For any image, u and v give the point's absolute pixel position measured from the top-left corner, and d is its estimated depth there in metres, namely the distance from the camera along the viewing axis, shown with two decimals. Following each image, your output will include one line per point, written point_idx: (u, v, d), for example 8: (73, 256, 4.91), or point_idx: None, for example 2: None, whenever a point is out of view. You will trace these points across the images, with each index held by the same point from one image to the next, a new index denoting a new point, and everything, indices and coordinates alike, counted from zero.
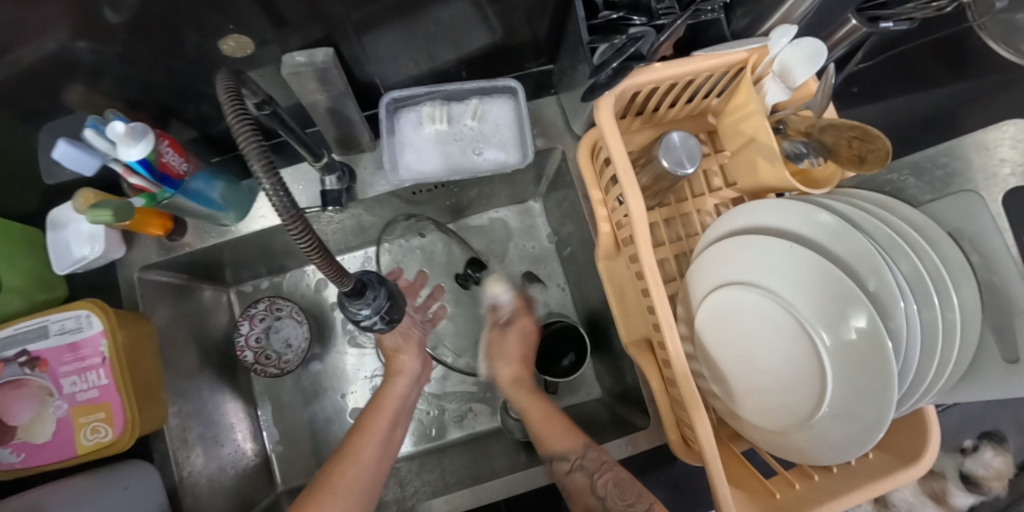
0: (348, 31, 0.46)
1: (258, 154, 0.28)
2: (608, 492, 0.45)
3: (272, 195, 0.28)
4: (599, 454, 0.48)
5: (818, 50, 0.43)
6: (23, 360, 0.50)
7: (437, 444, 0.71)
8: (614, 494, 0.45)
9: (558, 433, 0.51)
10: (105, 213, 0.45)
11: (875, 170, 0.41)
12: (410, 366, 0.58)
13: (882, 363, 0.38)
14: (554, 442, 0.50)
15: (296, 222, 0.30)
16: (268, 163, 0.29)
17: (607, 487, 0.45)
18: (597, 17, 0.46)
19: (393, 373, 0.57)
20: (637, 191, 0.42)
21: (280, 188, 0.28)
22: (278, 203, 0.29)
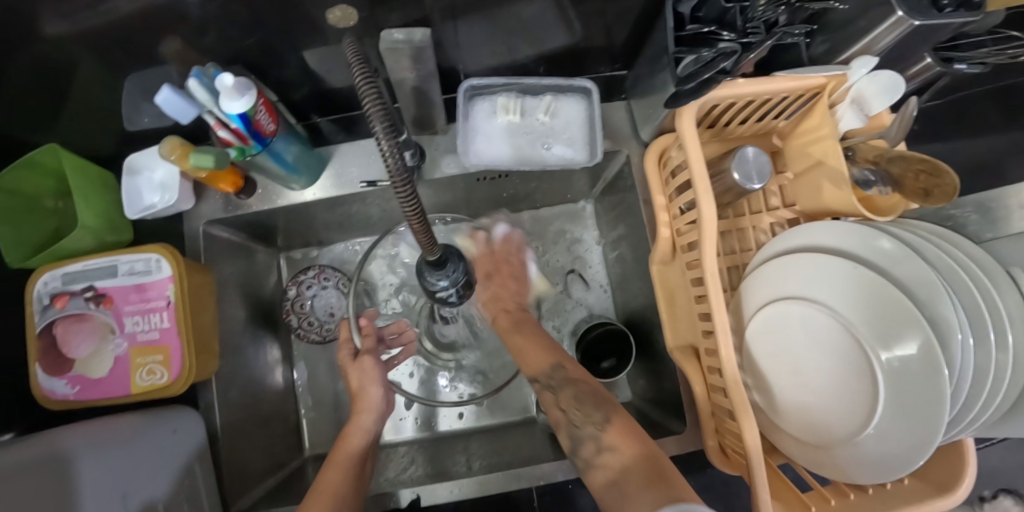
0: (444, 14, 0.48)
1: (382, 118, 0.27)
2: (569, 405, 0.49)
3: (387, 154, 0.27)
4: (570, 371, 0.51)
5: (897, 83, 0.46)
6: (89, 295, 0.52)
7: (435, 434, 0.71)
8: (573, 405, 0.48)
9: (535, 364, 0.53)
10: (208, 159, 0.48)
11: (940, 205, 0.43)
12: (375, 400, 0.54)
13: (935, 388, 0.38)
14: (534, 362, 0.53)
15: (407, 185, 0.29)
16: (390, 130, 0.28)
17: (567, 399, 0.49)
18: (684, 30, 0.49)
19: (360, 408, 0.54)
20: (712, 198, 0.44)
21: (398, 147, 0.28)
22: (393, 162, 0.28)
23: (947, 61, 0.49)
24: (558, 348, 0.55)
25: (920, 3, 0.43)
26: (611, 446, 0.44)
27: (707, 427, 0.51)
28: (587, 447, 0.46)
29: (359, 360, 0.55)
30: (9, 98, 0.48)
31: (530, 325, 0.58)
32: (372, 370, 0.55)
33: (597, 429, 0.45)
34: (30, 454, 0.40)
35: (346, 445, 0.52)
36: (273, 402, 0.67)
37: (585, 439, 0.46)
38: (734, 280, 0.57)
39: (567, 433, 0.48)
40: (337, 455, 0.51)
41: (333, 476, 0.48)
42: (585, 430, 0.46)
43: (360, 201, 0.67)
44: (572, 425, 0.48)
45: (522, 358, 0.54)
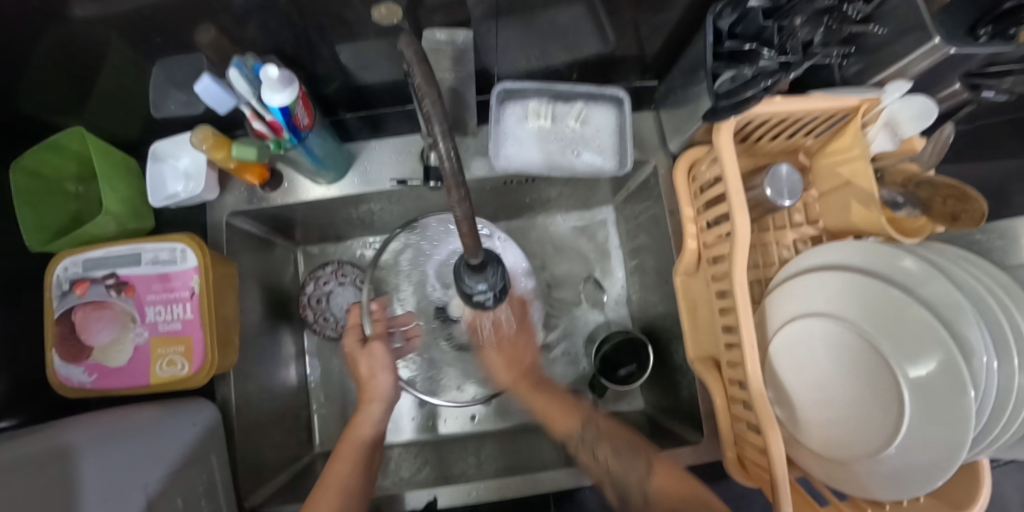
0: (486, 18, 0.48)
1: (441, 119, 0.26)
2: (610, 461, 0.51)
3: (444, 158, 0.27)
4: (600, 426, 0.55)
5: (931, 109, 0.47)
6: (110, 283, 0.52)
7: (436, 436, 0.71)
8: (614, 461, 0.51)
9: (563, 418, 0.57)
10: (251, 151, 0.50)
11: (969, 227, 0.45)
12: (383, 389, 0.53)
13: (958, 407, 0.39)
14: (562, 425, 0.57)
15: (459, 189, 0.29)
16: (446, 128, 0.28)
17: (608, 456, 0.52)
18: (721, 46, 0.49)
19: (367, 398, 0.53)
20: (746, 213, 0.45)
21: (455, 153, 0.27)
22: (447, 166, 0.27)
23: (974, 88, 0.49)
24: (558, 395, 0.60)
25: (957, 32, 0.44)
26: (658, 490, 0.46)
27: (726, 438, 0.52)
28: (636, 495, 0.47)
29: (368, 345, 0.54)
30: (38, 80, 0.47)
31: (552, 386, 0.62)
32: (381, 357, 0.53)
33: (646, 476, 0.48)
34: (36, 447, 0.40)
35: (355, 433, 0.52)
36: (286, 398, 0.67)
37: (635, 486, 0.48)
38: (757, 294, 0.58)
39: (614, 486, 0.50)
40: (346, 443, 0.51)
41: (341, 467, 0.48)
42: (635, 482, 0.48)
43: (383, 198, 0.66)
44: (617, 477, 0.50)
45: (551, 423, 0.58)
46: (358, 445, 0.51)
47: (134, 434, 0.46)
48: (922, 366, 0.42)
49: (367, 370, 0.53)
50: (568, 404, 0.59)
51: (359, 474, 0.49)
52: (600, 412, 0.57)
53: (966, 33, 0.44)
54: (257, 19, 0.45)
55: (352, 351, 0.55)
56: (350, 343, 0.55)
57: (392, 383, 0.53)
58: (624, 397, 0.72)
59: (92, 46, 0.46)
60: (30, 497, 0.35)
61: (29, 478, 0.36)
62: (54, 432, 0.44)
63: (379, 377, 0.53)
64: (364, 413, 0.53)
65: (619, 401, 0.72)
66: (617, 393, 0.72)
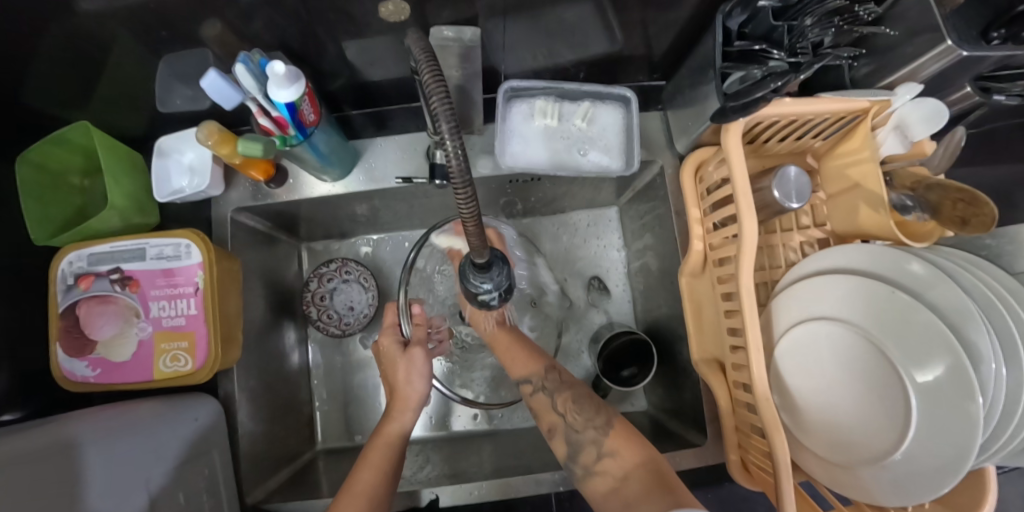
0: (494, 15, 0.47)
1: (448, 117, 0.26)
2: (568, 408, 0.51)
3: (452, 155, 0.27)
4: (560, 375, 0.55)
5: (941, 111, 0.45)
6: (115, 277, 0.52)
7: (450, 434, 0.71)
8: (572, 409, 0.51)
9: (526, 364, 0.55)
10: (256, 147, 0.49)
11: (978, 234, 0.43)
12: (416, 395, 0.52)
13: (966, 413, 0.38)
14: (517, 367, 0.55)
15: (465, 187, 0.28)
16: (454, 125, 0.27)
17: (566, 404, 0.51)
18: (731, 46, 0.49)
19: (400, 406, 0.52)
20: (754, 215, 0.44)
21: (462, 151, 0.27)
22: (455, 163, 0.27)
23: (984, 90, 0.49)
24: (524, 340, 0.58)
25: (969, 34, 0.44)
26: (611, 451, 0.47)
27: (730, 441, 0.51)
28: (587, 453, 0.48)
29: (409, 350, 0.53)
30: (44, 74, 0.47)
31: (520, 333, 0.60)
32: (420, 364, 0.53)
33: (599, 434, 0.48)
34: (41, 440, 0.40)
35: (386, 431, 0.51)
36: (289, 394, 0.67)
37: (586, 444, 0.48)
38: (763, 296, 0.58)
39: (565, 439, 0.50)
40: (374, 446, 0.50)
41: (368, 475, 0.47)
42: (587, 435, 0.48)
43: (388, 196, 0.66)
44: (572, 429, 0.49)
45: (509, 363, 0.56)
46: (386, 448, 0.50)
47: (139, 429, 0.46)
48: (930, 371, 0.42)
49: (403, 375, 0.53)
50: (533, 349, 0.57)
51: (386, 481, 0.48)
52: (557, 363, 0.56)
53: (978, 35, 0.44)
54: (264, 15, 0.45)
55: (388, 354, 0.54)
56: (391, 345, 0.54)
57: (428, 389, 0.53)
58: (627, 398, 0.72)
59: (98, 40, 0.46)
60: (33, 491, 0.35)
61: (32, 472, 0.36)
62: (59, 425, 0.44)
63: (411, 384, 0.53)
64: (394, 418, 0.52)
65: (622, 403, 0.72)
66: (620, 394, 0.72)
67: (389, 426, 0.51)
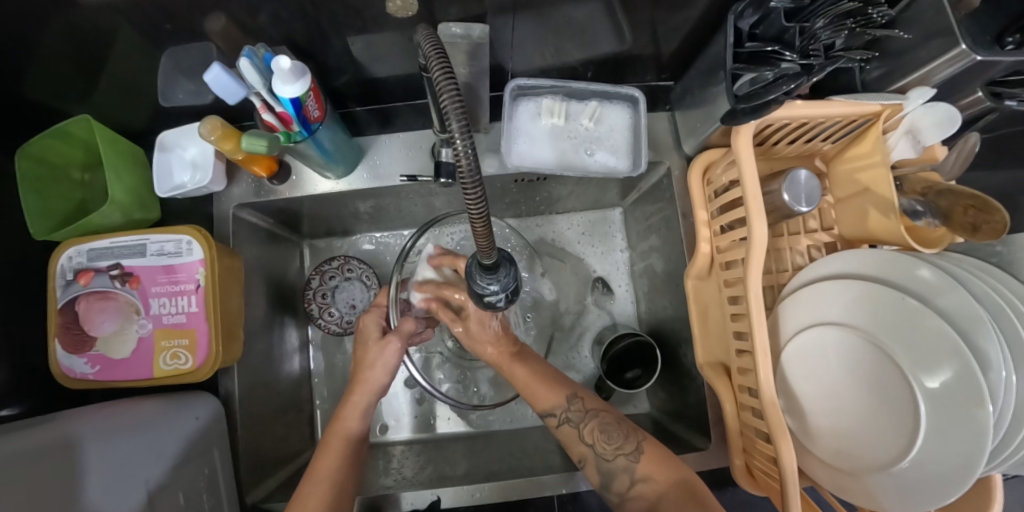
0: (502, 12, 0.47)
1: (458, 114, 0.26)
2: (596, 438, 0.50)
3: (460, 154, 0.26)
4: (584, 403, 0.53)
5: (954, 116, 0.44)
6: (115, 273, 0.51)
7: (432, 436, 0.71)
8: (601, 438, 0.50)
9: (547, 398, 0.53)
10: (261, 144, 0.48)
11: (988, 240, 0.43)
12: (376, 381, 0.52)
13: (974, 420, 0.38)
14: (539, 398, 0.54)
15: (475, 187, 0.28)
16: (463, 124, 0.27)
17: (594, 434, 0.50)
18: (741, 47, 0.48)
19: (357, 388, 0.52)
20: (764, 218, 0.44)
21: (472, 149, 0.26)
22: (464, 163, 0.26)
23: (996, 96, 0.49)
24: (544, 367, 0.56)
25: (983, 39, 0.43)
26: (645, 476, 0.47)
27: (734, 445, 0.51)
28: (620, 479, 0.48)
29: (386, 338, 0.53)
30: (44, 66, 0.47)
31: (533, 357, 0.57)
32: (389, 356, 0.52)
33: (629, 461, 0.48)
34: (40, 438, 0.40)
35: (343, 424, 0.51)
36: (290, 393, 0.66)
37: (619, 472, 0.48)
38: (769, 300, 0.57)
39: (597, 467, 0.50)
40: (332, 435, 0.51)
41: (329, 460, 0.49)
42: (617, 463, 0.49)
43: (391, 194, 0.66)
44: (603, 459, 0.49)
45: (530, 394, 0.54)
46: (342, 440, 0.50)
47: (139, 428, 0.45)
48: (938, 377, 0.41)
49: (374, 360, 0.52)
50: (552, 378, 0.55)
51: (346, 465, 0.49)
52: (581, 391, 0.54)
53: (992, 40, 0.44)
54: (270, 9, 0.44)
55: (367, 336, 0.54)
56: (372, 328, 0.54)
57: (389, 378, 0.53)
58: (630, 400, 0.72)
59: (100, 32, 0.45)
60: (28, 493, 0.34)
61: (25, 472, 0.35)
62: (58, 423, 0.43)
63: (376, 369, 0.52)
64: (348, 411, 0.52)
65: (624, 405, 0.72)
66: (623, 396, 0.72)
67: (344, 420, 0.51)
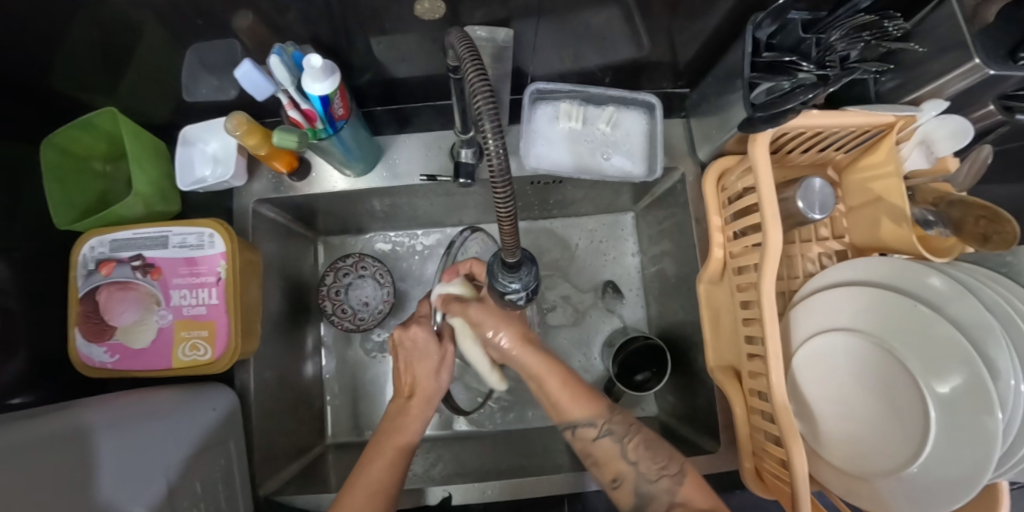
0: (525, 17, 0.48)
1: (492, 114, 0.27)
2: (640, 455, 0.48)
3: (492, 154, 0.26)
4: (625, 416, 0.51)
5: (966, 129, 0.46)
6: (136, 264, 0.52)
7: (453, 433, 0.71)
8: (646, 456, 0.47)
9: (579, 402, 0.50)
10: (292, 138, 0.48)
11: (999, 251, 0.43)
12: (430, 389, 0.55)
13: (983, 428, 0.39)
14: (573, 410, 0.50)
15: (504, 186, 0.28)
16: (497, 124, 0.28)
17: (638, 450, 0.48)
18: (759, 56, 0.49)
19: (416, 398, 0.55)
20: (780, 224, 0.44)
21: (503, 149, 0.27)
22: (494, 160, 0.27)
23: (1007, 110, 0.50)
24: (570, 374, 0.52)
25: (997, 54, 0.44)
26: (684, 502, 0.44)
27: (745, 448, 0.52)
28: (658, 503, 0.45)
29: (442, 346, 0.56)
30: (75, 58, 0.48)
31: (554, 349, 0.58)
32: (448, 360, 0.57)
33: (673, 483, 0.45)
34: (52, 426, 0.40)
35: (399, 435, 0.51)
36: (301, 387, 0.67)
37: (659, 495, 0.45)
38: (781, 306, 0.58)
39: (634, 487, 0.47)
40: (386, 443, 0.51)
41: (381, 469, 0.48)
42: (659, 485, 0.46)
43: (408, 193, 0.66)
44: (643, 479, 0.46)
45: (563, 407, 0.50)
46: (397, 450, 0.50)
47: (152, 417, 0.46)
48: (947, 384, 0.42)
49: (428, 369, 0.56)
50: (583, 387, 0.51)
51: (394, 475, 0.48)
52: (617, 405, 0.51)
53: (1005, 56, 0.45)
54: (299, 7, 0.45)
55: (417, 346, 0.56)
56: (423, 336, 0.55)
57: (445, 384, 0.57)
58: (638, 402, 0.73)
59: (131, 26, 0.46)
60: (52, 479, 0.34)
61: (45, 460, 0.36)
62: (77, 411, 0.44)
63: (433, 373, 0.56)
64: (403, 428, 0.52)
65: (632, 407, 0.72)
66: (630, 398, 0.73)
67: (399, 433, 0.52)
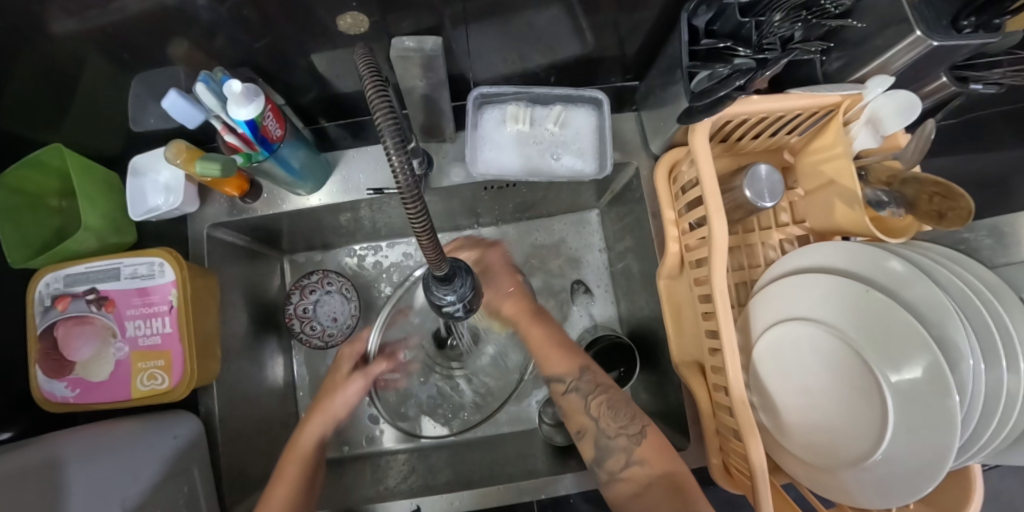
0: (456, 22, 0.47)
1: (391, 129, 0.25)
2: (602, 412, 0.52)
3: (397, 168, 0.25)
4: (593, 377, 0.55)
5: (914, 103, 0.44)
6: (91, 298, 0.52)
7: (418, 444, 0.70)
8: (607, 414, 0.52)
9: (562, 361, 0.56)
10: (215, 166, 0.48)
11: (954, 228, 0.42)
12: (336, 411, 0.55)
13: (944, 412, 0.37)
14: (552, 366, 0.56)
15: (416, 203, 0.27)
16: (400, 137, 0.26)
17: (600, 408, 0.52)
18: (698, 44, 0.47)
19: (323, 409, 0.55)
20: (723, 215, 0.44)
21: (408, 164, 0.25)
22: (403, 178, 0.25)
23: (962, 80, 0.48)
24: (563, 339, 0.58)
25: (941, 24, 0.43)
26: (640, 460, 0.49)
27: (711, 444, 0.51)
28: (615, 458, 0.50)
29: (365, 371, 0.57)
30: (13, 98, 0.48)
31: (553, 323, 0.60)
32: (359, 387, 0.56)
33: (630, 442, 0.50)
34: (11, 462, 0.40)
35: (301, 440, 0.54)
36: (273, 406, 0.67)
37: (617, 450, 0.50)
38: (742, 296, 0.57)
39: (594, 441, 0.52)
40: (290, 459, 0.53)
41: (283, 488, 0.50)
42: (618, 441, 0.51)
43: (364, 207, 0.66)
44: (604, 435, 0.51)
45: (546, 358, 0.57)
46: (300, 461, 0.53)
47: (118, 447, 0.46)
48: (907, 369, 0.41)
49: (339, 389, 0.56)
50: (569, 348, 0.58)
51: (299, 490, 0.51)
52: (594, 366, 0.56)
53: (948, 25, 0.43)
54: (226, 31, 0.45)
55: (337, 371, 0.58)
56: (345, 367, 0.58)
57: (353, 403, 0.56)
58: None
59: (64, 63, 0.46)
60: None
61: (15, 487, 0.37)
62: (37, 445, 0.44)
63: (345, 398, 0.56)
64: (306, 430, 0.54)
65: None
66: None
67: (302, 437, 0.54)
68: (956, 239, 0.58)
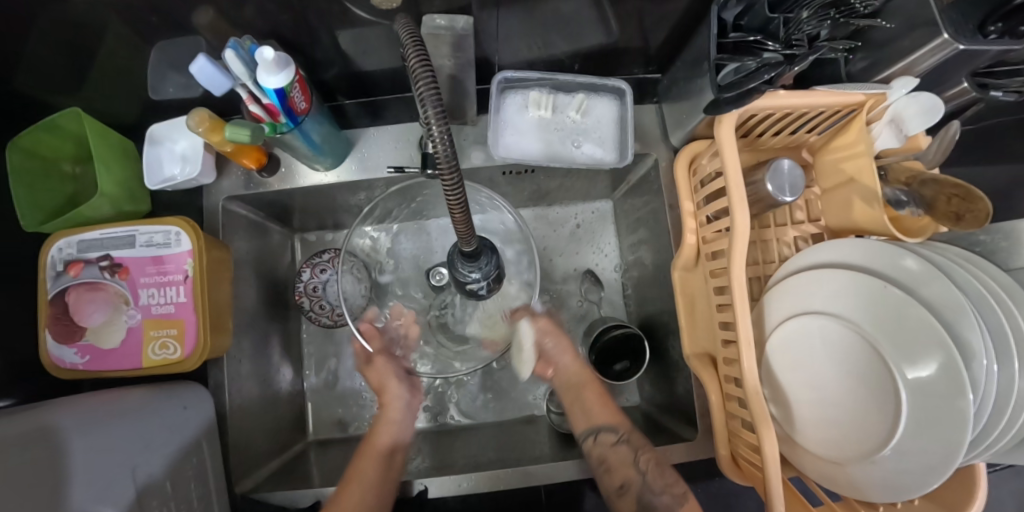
0: (487, 4, 0.47)
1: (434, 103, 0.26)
2: (650, 466, 0.51)
3: (437, 141, 0.26)
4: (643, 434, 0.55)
5: (936, 105, 0.45)
6: (104, 264, 0.52)
7: (433, 428, 0.71)
8: (655, 469, 0.51)
9: (609, 413, 0.56)
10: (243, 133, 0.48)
11: (971, 230, 0.43)
12: (394, 396, 0.59)
13: (955, 410, 0.38)
14: (601, 415, 0.56)
15: (452, 176, 0.29)
16: (440, 110, 0.27)
17: (650, 463, 0.51)
18: (726, 37, 0.47)
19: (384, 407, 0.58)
20: (746, 206, 0.44)
21: (448, 136, 0.27)
22: (441, 150, 0.27)
23: (982, 87, 0.48)
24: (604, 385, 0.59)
25: (967, 28, 0.43)
26: None
27: (720, 435, 0.51)
28: None
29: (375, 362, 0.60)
30: (34, 60, 0.47)
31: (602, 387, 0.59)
32: (389, 368, 0.60)
33: (675, 501, 0.48)
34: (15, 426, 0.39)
35: (377, 440, 0.56)
36: (279, 383, 0.67)
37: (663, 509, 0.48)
38: (755, 290, 0.58)
39: (638, 496, 0.50)
40: (367, 455, 0.54)
41: (357, 487, 0.50)
42: (664, 499, 0.49)
43: (379, 187, 0.66)
44: (650, 490, 0.49)
45: (589, 410, 0.56)
46: (378, 454, 0.54)
47: (127, 415, 0.46)
48: (920, 366, 0.41)
49: (393, 388, 0.59)
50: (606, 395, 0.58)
51: (383, 484, 0.52)
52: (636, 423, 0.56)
53: (974, 29, 0.43)
54: (253, 1, 0.44)
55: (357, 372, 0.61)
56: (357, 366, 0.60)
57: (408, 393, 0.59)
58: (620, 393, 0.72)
59: (88, 27, 0.45)
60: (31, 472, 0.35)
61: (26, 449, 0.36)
62: (43, 407, 0.43)
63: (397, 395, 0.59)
64: (382, 430, 0.56)
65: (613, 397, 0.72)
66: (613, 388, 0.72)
67: (381, 436, 0.56)
68: (969, 241, 0.59)
